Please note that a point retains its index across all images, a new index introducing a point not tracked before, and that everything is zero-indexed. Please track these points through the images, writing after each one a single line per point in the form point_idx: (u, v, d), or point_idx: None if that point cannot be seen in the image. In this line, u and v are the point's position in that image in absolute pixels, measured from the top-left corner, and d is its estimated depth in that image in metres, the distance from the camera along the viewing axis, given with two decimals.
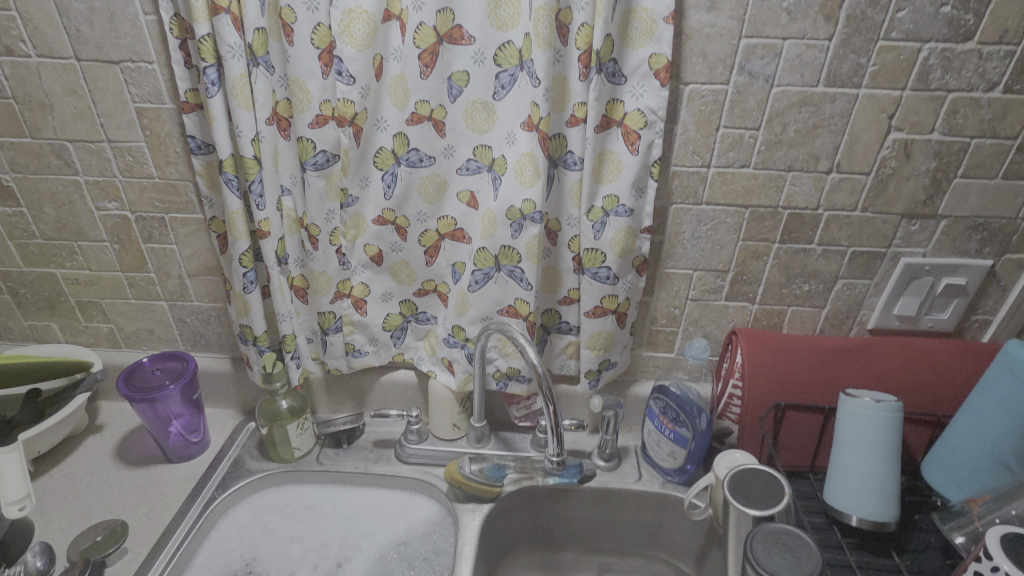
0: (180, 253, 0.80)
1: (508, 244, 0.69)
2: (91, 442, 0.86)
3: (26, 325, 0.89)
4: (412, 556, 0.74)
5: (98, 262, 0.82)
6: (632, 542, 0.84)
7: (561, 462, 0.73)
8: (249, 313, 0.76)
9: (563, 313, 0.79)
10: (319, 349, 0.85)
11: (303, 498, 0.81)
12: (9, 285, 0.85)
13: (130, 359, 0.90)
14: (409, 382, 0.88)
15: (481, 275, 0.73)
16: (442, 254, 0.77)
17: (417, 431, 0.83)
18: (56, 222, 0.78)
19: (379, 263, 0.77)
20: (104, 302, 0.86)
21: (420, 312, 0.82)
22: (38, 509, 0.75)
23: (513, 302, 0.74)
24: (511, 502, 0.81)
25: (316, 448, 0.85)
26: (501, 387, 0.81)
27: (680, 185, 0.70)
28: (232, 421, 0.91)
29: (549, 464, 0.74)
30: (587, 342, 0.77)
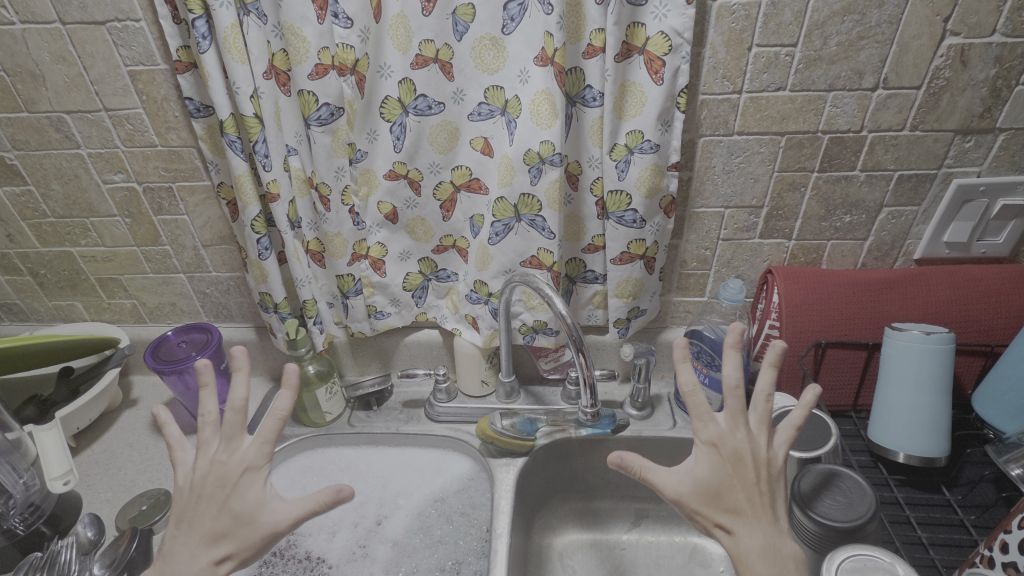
0: (192, 223, 0.78)
1: (527, 191, 0.66)
2: (128, 416, 0.88)
3: (51, 306, 0.90)
4: (450, 511, 0.75)
5: (113, 237, 0.81)
6: None
7: (596, 413, 0.72)
8: (267, 280, 0.75)
9: (588, 262, 0.76)
10: (341, 313, 0.83)
11: (337, 460, 0.82)
12: (28, 266, 0.85)
13: (155, 333, 0.90)
14: (434, 341, 0.86)
15: (501, 226, 0.70)
16: (458, 207, 0.73)
17: (445, 389, 0.82)
18: (65, 199, 0.77)
19: (394, 221, 0.75)
20: (124, 278, 0.85)
21: (440, 270, 0.80)
22: (84, 482, 0.77)
23: (536, 253, 0.71)
24: (545, 456, 0.80)
25: (347, 410, 0.86)
26: (528, 341, 0.79)
27: (710, 114, 0.65)
28: (262, 389, 0.92)
29: (582, 415, 0.73)
30: (615, 291, 0.74)
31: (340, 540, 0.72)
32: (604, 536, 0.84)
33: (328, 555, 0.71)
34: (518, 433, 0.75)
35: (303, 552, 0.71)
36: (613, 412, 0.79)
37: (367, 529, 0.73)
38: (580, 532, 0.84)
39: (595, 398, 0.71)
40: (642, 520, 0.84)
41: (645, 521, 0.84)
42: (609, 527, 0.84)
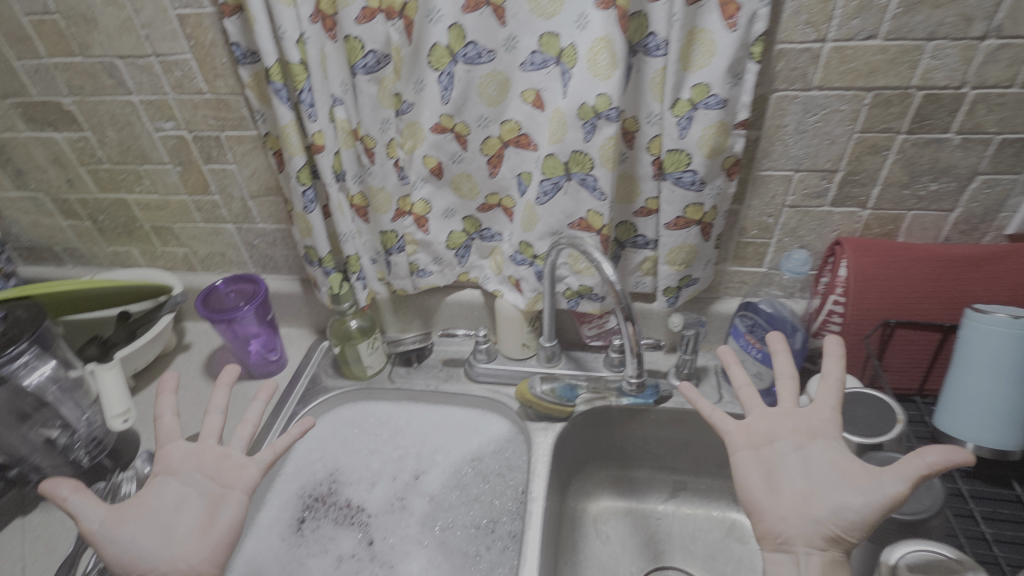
0: (240, 173, 0.78)
1: (580, 148, 0.62)
2: (181, 360, 0.91)
3: (110, 251, 0.93)
4: (487, 471, 0.75)
5: (165, 185, 0.82)
6: (709, 462, 0.81)
7: (641, 385, 0.70)
8: (312, 234, 0.74)
9: (640, 226, 0.72)
10: (384, 270, 0.83)
11: (378, 414, 0.84)
12: (88, 211, 0.88)
13: (206, 281, 0.92)
14: (475, 301, 0.85)
15: (550, 185, 0.66)
16: (506, 163, 0.70)
17: (485, 350, 0.81)
18: (120, 146, 0.78)
19: (439, 176, 0.72)
20: (176, 226, 0.87)
21: (484, 229, 0.78)
22: (142, 420, 0.81)
23: (585, 214, 0.67)
24: (583, 423, 0.79)
25: (387, 366, 0.86)
26: (571, 306, 0.76)
27: (787, 66, 0.58)
28: (307, 340, 0.94)
29: (628, 385, 0.71)
30: (666, 257, 0.71)
31: (379, 491, 0.74)
32: (639, 505, 0.83)
33: (368, 504, 0.73)
34: (558, 400, 0.74)
35: (344, 498, 0.73)
36: (657, 383, 0.77)
37: (405, 482, 0.75)
38: (615, 499, 0.83)
39: (641, 369, 0.69)
40: (680, 492, 0.83)
41: (682, 493, 0.83)
42: (645, 497, 0.83)
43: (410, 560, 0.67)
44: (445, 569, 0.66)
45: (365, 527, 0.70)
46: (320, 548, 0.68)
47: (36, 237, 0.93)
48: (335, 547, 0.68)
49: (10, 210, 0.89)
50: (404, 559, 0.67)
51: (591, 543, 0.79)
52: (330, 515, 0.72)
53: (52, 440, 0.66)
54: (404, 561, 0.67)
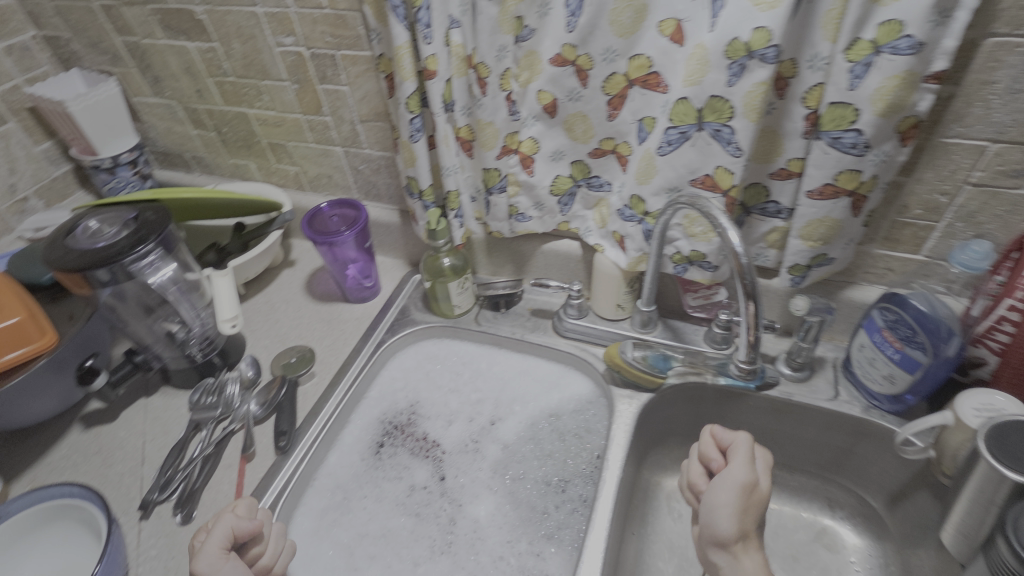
0: (351, 95, 0.77)
1: (720, 93, 0.53)
2: (286, 275, 0.96)
3: (232, 163, 0.98)
4: (564, 430, 0.73)
5: (282, 103, 0.83)
6: (807, 460, 0.74)
7: (752, 371, 0.65)
8: (415, 165, 0.72)
9: (775, 191, 0.62)
10: (483, 210, 0.80)
11: (462, 354, 0.84)
12: (213, 123, 0.92)
13: (313, 202, 0.95)
14: (573, 253, 0.80)
15: (676, 134, 0.58)
16: (628, 106, 0.63)
17: (577, 306, 0.78)
18: (244, 59, 0.79)
19: (552, 115, 0.67)
20: (289, 144, 0.89)
21: (593, 177, 0.72)
22: (249, 326, 0.87)
23: (712, 172, 0.59)
24: (673, 396, 0.73)
25: (475, 307, 0.85)
26: (678, 273, 0.70)
27: (1016, 3, 0.45)
28: (400, 271, 0.95)
29: (736, 370, 0.66)
30: (801, 231, 0.62)
31: (455, 429, 0.75)
32: None
33: (443, 441, 0.74)
34: (650, 370, 0.69)
35: (421, 430, 0.75)
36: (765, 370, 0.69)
37: (481, 425, 0.75)
38: None
39: (754, 356, 0.63)
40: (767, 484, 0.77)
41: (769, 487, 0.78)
42: None
43: (478, 502, 0.67)
44: (512, 518, 0.65)
45: (438, 462, 0.71)
46: (395, 474, 0.70)
47: (170, 143, 0.99)
48: (409, 475, 0.70)
49: (149, 116, 0.96)
50: (472, 500, 0.67)
51: (663, 519, 0.75)
52: (407, 444, 0.74)
53: (172, 333, 0.73)
54: (472, 503, 0.67)
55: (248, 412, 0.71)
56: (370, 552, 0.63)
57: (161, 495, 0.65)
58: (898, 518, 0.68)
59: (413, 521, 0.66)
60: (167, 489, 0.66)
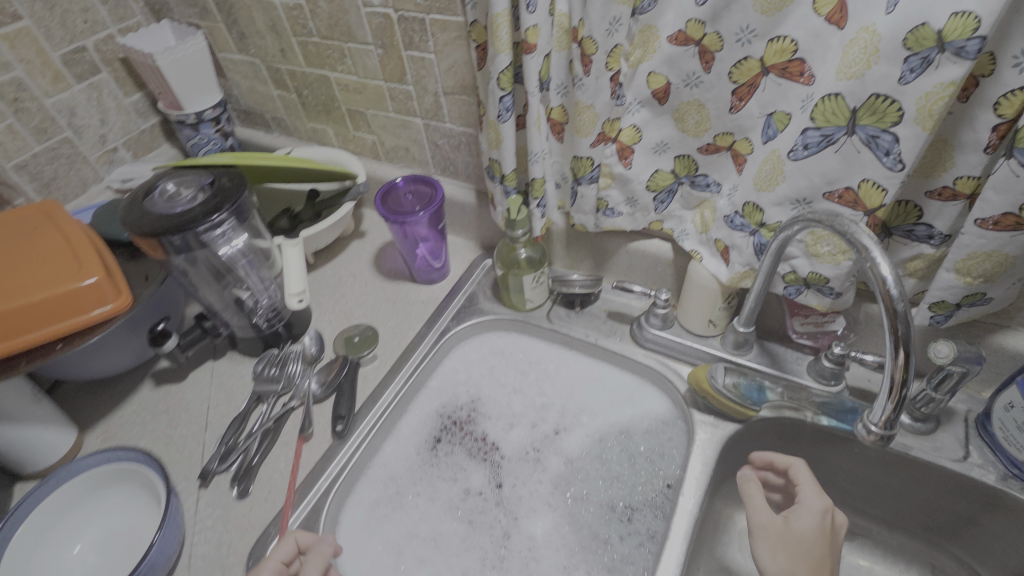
0: (437, 64, 0.71)
1: (887, 91, 0.43)
2: (356, 247, 0.93)
3: (310, 127, 0.95)
4: (635, 451, 0.66)
5: (364, 68, 0.78)
6: (913, 520, 0.65)
7: (885, 439, 0.45)
8: (500, 146, 0.66)
9: (929, 212, 0.52)
10: (567, 198, 0.73)
11: (529, 351, 0.79)
12: (295, 85, 0.89)
13: (388, 174, 0.91)
14: (662, 256, 0.72)
15: (817, 137, 0.49)
16: (757, 97, 0.53)
17: (662, 316, 0.70)
18: (329, 19, 0.74)
19: (662, 101, 0.58)
20: (369, 112, 0.84)
21: (699, 175, 0.63)
22: (315, 298, 0.85)
23: (856, 185, 0.49)
24: (763, 430, 0.65)
25: (548, 302, 0.80)
26: (788, 295, 0.61)
27: None
28: (470, 255, 0.90)
29: (862, 430, 0.47)
30: (957, 263, 0.51)
31: (516, 435, 0.70)
32: None
33: (503, 445, 0.69)
34: (742, 401, 0.61)
35: (480, 431, 0.71)
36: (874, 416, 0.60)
37: (545, 433, 0.70)
38: None
39: (894, 422, 0.45)
40: (858, 537, 0.69)
41: (860, 540, 0.69)
42: None
43: (536, 519, 0.63)
44: (570, 542, 0.61)
45: (496, 468, 0.67)
46: (451, 475, 0.67)
47: (251, 102, 0.98)
48: (465, 477, 0.67)
49: (233, 73, 0.94)
50: (529, 515, 0.63)
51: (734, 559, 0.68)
52: (465, 443, 0.70)
53: (241, 300, 0.72)
54: (529, 517, 0.63)
55: (309, 390, 0.70)
56: (420, 555, 0.61)
57: (220, 466, 0.64)
58: None
59: (465, 528, 0.63)
60: (226, 461, 0.65)
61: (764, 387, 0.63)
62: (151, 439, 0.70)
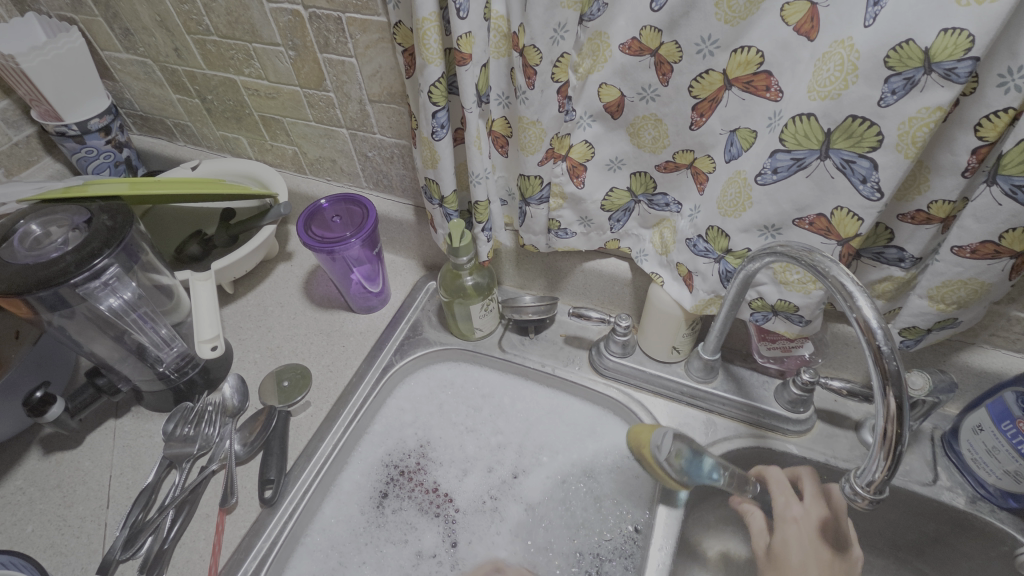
0: (360, 70, 0.62)
1: (865, 114, 0.38)
2: (282, 270, 0.83)
3: (220, 136, 0.83)
4: (601, 495, 0.62)
5: (275, 71, 0.67)
6: (880, 538, 0.63)
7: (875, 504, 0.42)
8: (436, 166, 0.58)
9: (900, 234, 0.49)
10: (514, 215, 0.66)
11: (482, 384, 0.72)
12: (196, 89, 0.77)
13: (314, 188, 0.81)
14: (620, 277, 0.67)
15: (788, 160, 0.44)
16: (719, 113, 0.48)
17: (622, 343, 0.65)
18: (227, 15, 0.63)
19: (615, 115, 0.52)
20: (286, 120, 0.74)
21: (658, 193, 0.58)
22: (237, 334, 0.75)
23: (829, 213, 0.45)
24: (732, 459, 0.62)
25: (499, 328, 0.73)
26: (755, 321, 0.56)
27: None
28: (412, 275, 0.82)
29: (846, 491, 0.43)
30: (930, 290, 0.48)
31: (471, 483, 0.64)
32: None
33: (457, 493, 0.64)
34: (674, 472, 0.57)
35: (432, 479, 0.65)
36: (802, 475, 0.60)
37: (502, 477, 0.64)
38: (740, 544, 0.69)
39: (884, 484, 0.41)
40: None
41: None
42: None
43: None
44: None
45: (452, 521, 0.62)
46: (400, 534, 0.61)
47: (147, 106, 0.85)
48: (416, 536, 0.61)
49: (122, 74, 0.81)
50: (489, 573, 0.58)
51: None
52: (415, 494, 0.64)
53: (144, 347, 0.61)
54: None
55: (230, 451, 0.60)
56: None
57: (124, 554, 0.53)
58: None
59: None
60: (132, 546, 0.54)
61: (713, 468, 0.57)
62: (40, 523, 0.59)
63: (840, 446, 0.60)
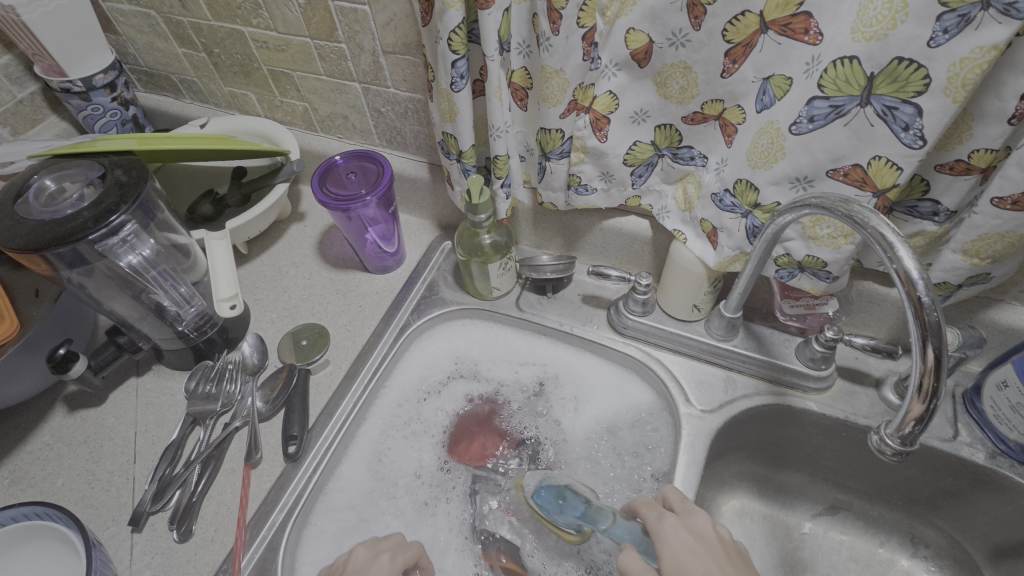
0: (373, 18, 0.59)
1: (913, 55, 0.36)
2: (295, 231, 0.82)
3: (228, 92, 0.81)
4: (620, 450, 0.63)
5: (285, 22, 0.65)
6: (896, 493, 0.64)
7: (902, 455, 0.42)
8: (454, 119, 0.56)
9: (936, 187, 0.47)
10: (533, 172, 0.65)
11: (499, 341, 0.72)
12: (202, 42, 0.74)
13: (326, 147, 0.80)
14: (640, 235, 0.66)
15: (826, 108, 0.42)
16: (753, 59, 0.46)
17: (642, 301, 0.65)
18: None
19: (642, 63, 0.50)
20: (296, 75, 0.72)
21: (683, 147, 0.56)
22: (253, 294, 0.75)
23: (866, 163, 0.43)
24: (750, 415, 0.62)
25: (516, 288, 0.73)
26: (780, 278, 0.56)
27: None
28: (427, 235, 0.81)
29: (874, 443, 0.44)
30: (964, 244, 0.47)
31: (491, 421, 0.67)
32: (782, 513, 0.69)
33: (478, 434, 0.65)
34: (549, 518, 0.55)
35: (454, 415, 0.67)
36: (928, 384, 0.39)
37: (525, 420, 0.66)
38: (754, 498, 0.70)
39: (914, 436, 0.41)
40: (839, 511, 0.68)
41: (840, 514, 0.68)
42: (792, 505, 0.69)
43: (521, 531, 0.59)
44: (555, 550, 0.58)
45: (473, 462, 0.64)
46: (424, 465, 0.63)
47: (153, 62, 0.83)
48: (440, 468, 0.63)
49: (126, 27, 0.78)
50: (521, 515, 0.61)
51: None
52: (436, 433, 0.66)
53: (162, 307, 0.61)
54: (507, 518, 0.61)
55: (252, 408, 0.61)
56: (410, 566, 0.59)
57: (153, 507, 0.56)
58: None
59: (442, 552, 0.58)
60: (161, 500, 0.56)
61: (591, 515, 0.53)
62: (69, 477, 0.60)
63: (860, 403, 0.60)
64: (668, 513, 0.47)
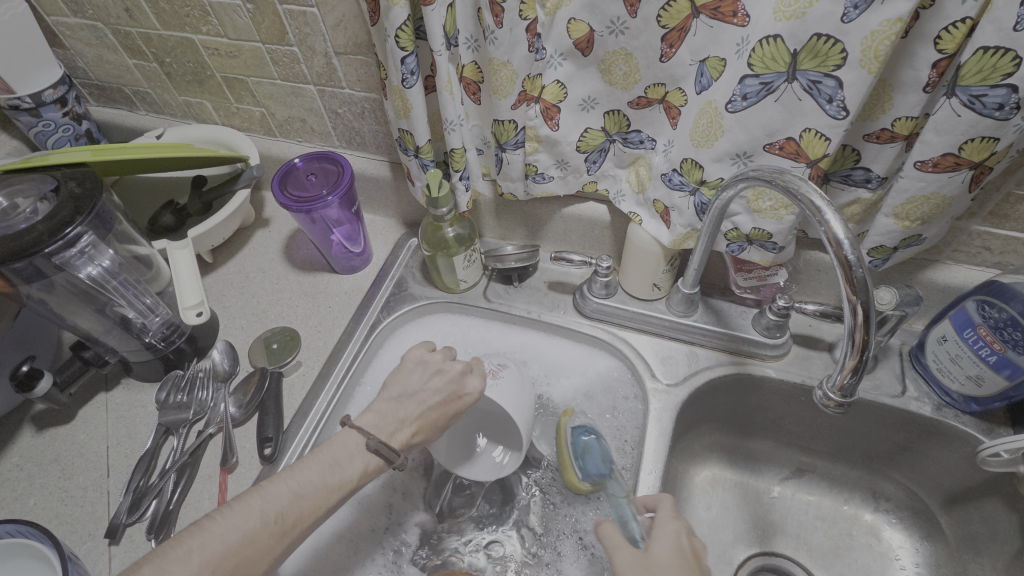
0: (323, 20, 0.60)
1: (829, 31, 0.39)
2: (260, 237, 0.82)
3: (183, 101, 0.81)
4: None
5: (234, 28, 0.65)
6: (855, 451, 0.67)
7: (843, 406, 0.45)
8: (409, 115, 0.57)
9: (867, 155, 0.50)
10: (492, 165, 0.66)
11: (470, 333, 0.74)
12: (153, 52, 0.74)
13: (285, 151, 0.80)
14: (599, 219, 0.68)
15: (757, 86, 0.44)
16: (688, 43, 0.48)
17: (605, 283, 0.67)
18: None
19: (585, 52, 0.52)
20: (250, 80, 0.72)
21: (632, 131, 0.58)
22: (221, 301, 0.75)
23: (797, 135, 0.46)
24: (713, 387, 0.65)
25: (483, 280, 0.74)
26: (732, 252, 0.58)
27: None
28: (393, 233, 0.82)
29: (818, 398, 0.46)
30: (896, 208, 0.50)
31: None
32: (752, 480, 0.72)
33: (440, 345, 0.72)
34: (570, 457, 0.58)
35: None
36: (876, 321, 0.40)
37: None
38: (724, 467, 0.73)
39: (852, 388, 0.44)
40: (805, 473, 0.71)
41: (806, 477, 0.71)
42: (761, 471, 0.72)
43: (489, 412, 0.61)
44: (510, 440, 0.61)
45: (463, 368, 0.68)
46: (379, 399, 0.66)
47: (103, 75, 0.82)
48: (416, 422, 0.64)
49: (72, 41, 0.77)
50: (495, 367, 0.57)
51: (692, 511, 0.70)
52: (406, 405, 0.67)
53: (128, 319, 0.61)
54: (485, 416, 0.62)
55: (226, 413, 0.61)
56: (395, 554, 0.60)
57: (130, 518, 0.56)
58: (955, 521, 0.62)
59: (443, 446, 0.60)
60: (137, 510, 0.56)
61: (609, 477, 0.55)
62: (42, 496, 0.60)
63: (815, 367, 0.63)
64: (676, 518, 0.47)
